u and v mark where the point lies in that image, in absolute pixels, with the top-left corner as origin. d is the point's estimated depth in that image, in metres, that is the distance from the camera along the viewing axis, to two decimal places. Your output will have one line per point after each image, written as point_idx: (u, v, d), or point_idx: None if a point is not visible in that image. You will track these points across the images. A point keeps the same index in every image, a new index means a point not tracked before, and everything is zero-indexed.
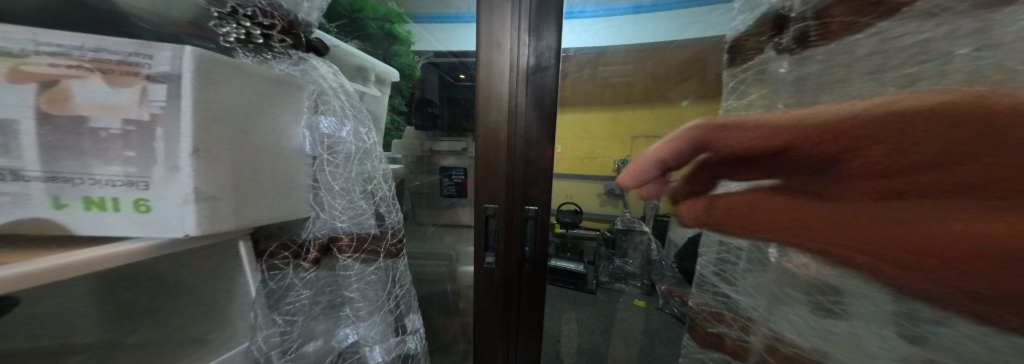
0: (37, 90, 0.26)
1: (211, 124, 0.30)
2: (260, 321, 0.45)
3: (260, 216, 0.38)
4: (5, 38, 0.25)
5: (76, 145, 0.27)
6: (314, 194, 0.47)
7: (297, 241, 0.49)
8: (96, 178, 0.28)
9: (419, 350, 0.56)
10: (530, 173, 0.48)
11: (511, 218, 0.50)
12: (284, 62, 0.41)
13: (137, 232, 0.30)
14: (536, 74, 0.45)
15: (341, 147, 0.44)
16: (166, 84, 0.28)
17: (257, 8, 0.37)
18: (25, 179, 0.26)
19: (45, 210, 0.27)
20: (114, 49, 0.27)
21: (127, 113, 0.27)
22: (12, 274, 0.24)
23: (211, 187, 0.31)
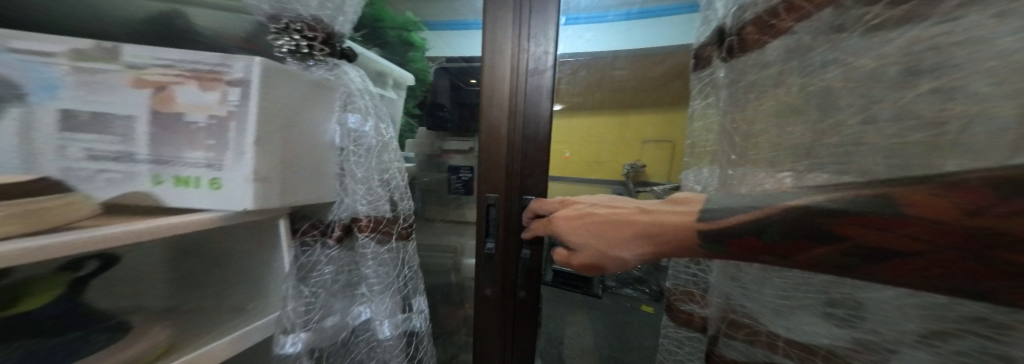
0: (150, 93, 0.35)
1: (267, 119, 0.38)
2: (290, 292, 0.53)
3: (298, 197, 0.46)
4: (135, 55, 0.34)
5: (173, 135, 0.36)
6: (340, 181, 0.55)
7: (325, 224, 0.56)
8: (184, 161, 0.36)
9: (423, 329, 0.62)
10: (529, 166, 0.53)
11: (510, 207, 0.56)
12: (322, 68, 0.48)
13: (208, 205, 0.37)
14: (535, 76, 0.50)
15: (364, 140, 0.51)
16: (240, 87, 0.36)
17: (304, 23, 0.45)
18: (134, 161, 0.35)
19: (147, 185, 0.36)
20: (205, 61, 0.36)
21: (211, 110, 0.36)
22: (109, 232, 0.31)
23: (265, 169, 0.39)
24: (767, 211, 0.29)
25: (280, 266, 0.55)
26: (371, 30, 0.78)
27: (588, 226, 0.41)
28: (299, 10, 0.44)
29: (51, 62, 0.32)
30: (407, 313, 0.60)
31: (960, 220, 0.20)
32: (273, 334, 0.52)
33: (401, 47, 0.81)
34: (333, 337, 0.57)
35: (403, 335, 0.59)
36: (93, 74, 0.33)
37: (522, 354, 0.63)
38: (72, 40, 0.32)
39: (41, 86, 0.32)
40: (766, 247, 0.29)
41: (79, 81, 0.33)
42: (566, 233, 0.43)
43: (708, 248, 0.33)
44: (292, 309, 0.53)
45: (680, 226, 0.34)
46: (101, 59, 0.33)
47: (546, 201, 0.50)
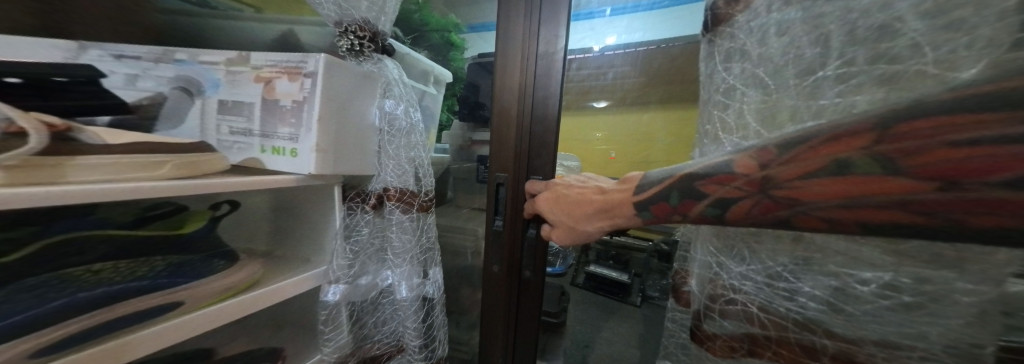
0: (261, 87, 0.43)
1: (329, 103, 0.43)
2: (337, 250, 0.53)
3: (351, 168, 0.51)
4: (259, 59, 0.42)
5: (272, 117, 0.43)
6: (379, 158, 0.57)
7: (366, 193, 0.57)
8: (278, 135, 0.43)
9: (438, 297, 0.61)
10: (536, 148, 0.56)
11: (518, 187, 0.59)
12: (369, 62, 0.54)
13: (292, 170, 0.43)
14: (544, 63, 0.53)
15: (397, 123, 0.55)
16: (310, 79, 0.41)
17: (357, 24, 0.51)
18: (252, 135, 0.44)
19: (258, 152, 0.44)
20: (290, 58, 0.42)
21: (294, 97, 0.42)
22: (224, 182, 0.36)
23: (325, 143, 0.43)
24: (669, 180, 0.35)
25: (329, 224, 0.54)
26: (417, 34, 0.91)
27: (560, 204, 0.45)
28: (353, 13, 0.51)
29: (215, 66, 0.43)
30: (423, 278, 0.59)
31: (757, 172, 0.29)
32: (320, 284, 0.52)
33: (444, 48, 0.92)
34: (365, 294, 0.57)
35: (418, 299, 0.58)
36: (239, 74, 0.43)
37: (528, 333, 0.66)
38: (221, 53, 0.43)
39: (209, 83, 0.43)
40: (674, 209, 0.35)
41: (229, 80, 0.43)
42: (550, 212, 0.47)
43: (642, 217, 0.38)
44: (337, 262, 0.53)
45: (623, 201, 0.38)
46: (240, 63, 0.43)
47: (536, 183, 0.52)
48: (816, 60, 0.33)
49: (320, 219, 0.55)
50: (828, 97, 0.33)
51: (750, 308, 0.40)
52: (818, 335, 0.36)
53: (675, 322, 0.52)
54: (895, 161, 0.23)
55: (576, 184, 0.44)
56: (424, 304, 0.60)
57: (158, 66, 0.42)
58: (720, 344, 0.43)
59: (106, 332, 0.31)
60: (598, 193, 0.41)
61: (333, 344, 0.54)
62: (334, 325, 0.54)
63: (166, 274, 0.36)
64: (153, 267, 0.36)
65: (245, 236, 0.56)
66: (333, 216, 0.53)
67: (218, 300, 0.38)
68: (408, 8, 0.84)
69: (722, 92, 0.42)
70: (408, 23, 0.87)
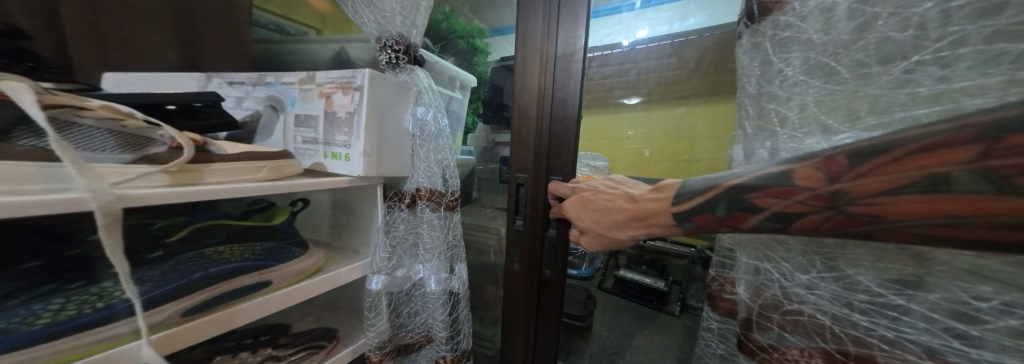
0: (322, 101, 0.42)
1: (374, 115, 0.43)
2: (380, 242, 0.56)
3: (391, 169, 0.54)
4: (319, 76, 0.42)
5: (333, 126, 0.43)
6: (411, 161, 0.59)
7: (402, 192, 0.59)
8: (336, 141, 0.43)
9: (464, 292, 0.63)
10: (556, 148, 0.58)
11: (538, 187, 0.61)
12: (404, 74, 0.56)
13: (346, 172, 0.43)
14: (562, 64, 0.55)
15: (427, 128, 0.58)
16: (358, 92, 0.41)
17: (393, 38, 0.54)
18: (315, 143, 0.44)
19: (322, 156, 0.44)
20: (340, 73, 0.42)
21: (347, 108, 0.42)
22: (294, 184, 0.37)
23: (371, 147, 0.43)
24: (712, 190, 0.32)
25: (371, 220, 0.57)
26: (445, 41, 0.96)
27: (588, 210, 0.43)
28: (389, 29, 0.54)
29: (292, 86, 0.43)
30: (450, 273, 0.62)
31: (826, 185, 0.26)
32: (366, 274, 0.56)
33: (469, 53, 0.97)
34: (402, 285, 0.61)
35: (446, 292, 0.61)
36: (309, 91, 0.43)
37: (550, 331, 0.67)
38: (296, 73, 0.42)
39: (287, 100, 0.43)
40: (720, 220, 0.32)
41: (300, 96, 0.43)
42: (577, 220, 0.45)
43: (682, 227, 0.36)
44: (379, 254, 0.56)
45: (658, 211, 0.36)
46: (306, 82, 0.43)
47: (561, 184, 0.55)
48: (907, 44, 0.28)
49: (361, 216, 0.58)
50: (926, 86, 0.27)
51: (820, 319, 0.34)
52: (916, 355, 0.29)
53: (710, 332, 0.46)
54: (1009, 179, 0.20)
55: (604, 190, 0.43)
56: (452, 299, 0.63)
57: (257, 88, 0.44)
58: (778, 358, 0.36)
59: (218, 303, 0.34)
60: (628, 202, 0.39)
61: (374, 329, 0.57)
62: (375, 312, 0.57)
63: (258, 257, 0.39)
64: (251, 250, 0.40)
65: (312, 227, 0.62)
66: (375, 214, 0.57)
67: (293, 282, 0.41)
68: (437, 18, 0.91)
69: (781, 86, 0.36)
70: (437, 32, 0.93)
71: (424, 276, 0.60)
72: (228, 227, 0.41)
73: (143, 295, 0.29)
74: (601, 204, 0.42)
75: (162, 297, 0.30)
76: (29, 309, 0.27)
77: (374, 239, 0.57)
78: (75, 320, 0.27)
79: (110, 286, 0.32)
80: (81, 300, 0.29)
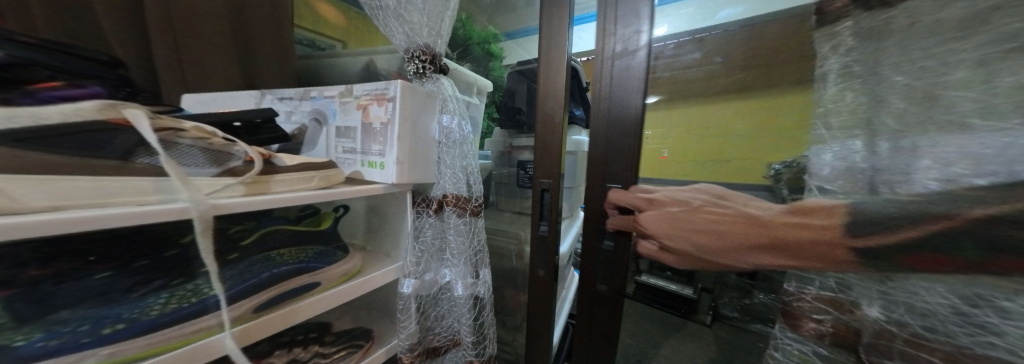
0: (359, 113, 0.45)
1: (406, 123, 0.45)
2: (409, 247, 0.58)
3: (422, 175, 0.56)
4: (357, 91, 0.45)
5: (368, 136, 0.45)
6: (438, 168, 0.60)
7: (430, 198, 0.60)
8: (372, 150, 0.46)
9: (488, 297, 0.64)
10: (615, 152, 0.57)
11: (591, 197, 0.58)
12: (429, 83, 0.58)
13: (382, 179, 0.46)
14: (623, 62, 0.55)
15: (453, 135, 0.59)
16: (391, 103, 0.44)
17: (421, 49, 0.56)
18: (353, 153, 0.47)
19: (360, 165, 0.46)
20: (372, 86, 0.44)
21: (381, 118, 0.44)
22: (344, 191, 0.40)
23: (402, 155, 0.46)
24: (939, 224, 0.22)
25: (402, 225, 0.59)
26: (463, 48, 0.96)
27: (676, 226, 0.39)
28: (417, 40, 0.56)
29: (333, 99, 0.46)
30: (475, 278, 0.63)
31: None
32: (399, 277, 0.58)
33: (485, 58, 0.99)
34: (429, 289, 0.62)
35: (471, 297, 0.62)
36: (348, 103, 0.46)
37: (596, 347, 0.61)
38: (336, 87, 0.45)
39: (330, 113, 0.46)
40: (960, 263, 0.22)
41: (340, 108, 0.46)
42: (663, 239, 0.40)
43: (872, 265, 0.25)
44: (408, 258, 0.58)
45: (824, 244, 0.27)
46: (345, 96, 0.45)
47: (624, 193, 0.50)
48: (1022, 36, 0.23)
49: (392, 221, 0.60)
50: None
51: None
52: None
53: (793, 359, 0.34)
54: None
55: (712, 209, 0.36)
56: (478, 302, 0.65)
57: (303, 103, 0.47)
58: None
59: (282, 300, 0.37)
60: (764, 228, 0.31)
61: (406, 331, 0.59)
62: (405, 314, 0.59)
63: (311, 259, 0.42)
64: (307, 255, 0.43)
65: (350, 231, 0.65)
66: (404, 219, 0.59)
67: (337, 284, 0.43)
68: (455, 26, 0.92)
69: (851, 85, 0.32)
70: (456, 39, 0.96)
71: (451, 280, 0.61)
72: (284, 232, 0.44)
73: (228, 291, 0.33)
74: (716, 227, 0.35)
75: (238, 295, 0.33)
76: (143, 302, 0.31)
77: (405, 243, 0.59)
78: (177, 312, 0.31)
79: (202, 283, 0.35)
80: (180, 295, 0.33)
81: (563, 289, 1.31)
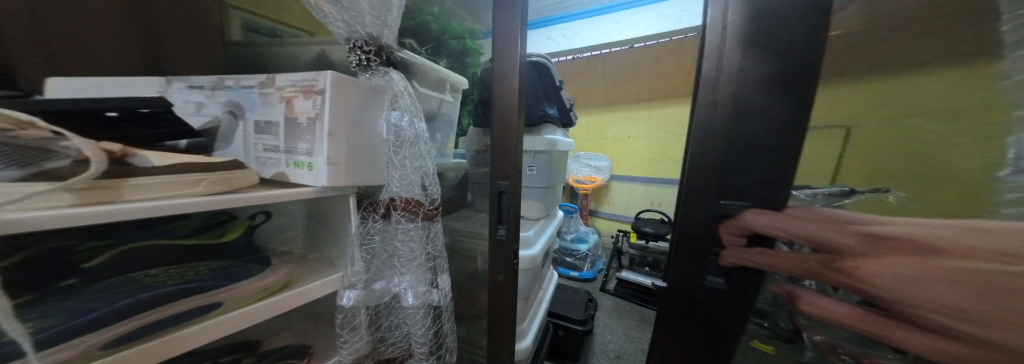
0: (282, 107, 0.40)
1: (341, 120, 0.41)
2: (355, 255, 0.53)
3: (367, 177, 0.51)
4: (280, 81, 0.39)
5: (296, 133, 0.40)
6: (389, 169, 0.56)
7: (377, 201, 0.56)
8: (300, 149, 0.41)
9: (446, 305, 0.61)
10: (737, 168, 0.28)
11: (693, 216, 0.30)
12: (377, 77, 0.53)
13: (311, 182, 0.41)
14: (767, 17, 0.25)
15: (404, 134, 0.54)
16: (319, 96, 0.39)
17: (363, 39, 0.50)
18: (279, 153, 0.41)
19: (287, 166, 0.41)
20: (297, 76, 0.39)
21: (308, 113, 0.39)
22: (244, 196, 0.35)
23: (337, 155, 0.41)
24: None
25: (345, 231, 0.54)
26: (436, 43, 0.89)
27: (991, 301, 0.18)
28: (358, 29, 0.50)
29: (251, 90, 0.40)
30: (430, 286, 0.59)
31: None
32: (338, 289, 0.53)
33: (461, 54, 0.94)
34: (380, 298, 0.58)
35: (425, 306, 0.58)
36: (268, 95, 0.40)
37: None
38: (256, 76, 0.39)
39: (248, 105, 0.40)
40: None
41: (261, 101, 0.40)
42: (913, 305, 0.20)
43: None
44: (353, 267, 0.53)
45: None
46: (264, 86, 0.40)
47: (795, 220, 0.26)
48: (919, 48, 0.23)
49: (335, 228, 0.55)
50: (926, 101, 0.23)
51: None
52: None
53: None
54: None
55: None
56: (435, 311, 0.62)
57: (216, 92, 0.41)
58: None
59: (157, 329, 0.33)
60: None
61: (349, 345, 0.55)
62: (350, 328, 0.56)
63: (207, 277, 0.38)
64: (195, 274, 0.38)
65: (286, 239, 0.58)
66: (348, 225, 0.54)
67: (253, 302, 0.40)
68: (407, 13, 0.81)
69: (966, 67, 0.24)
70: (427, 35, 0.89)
71: (401, 290, 0.57)
72: (157, 248, 0.38)
73: (39, 334, 0.27)
74: None
75: (67, 332, 0.28)
76: None
77: (349, 251, 0.54)
78: None
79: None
80: None
81: (541, 289, 1.30)
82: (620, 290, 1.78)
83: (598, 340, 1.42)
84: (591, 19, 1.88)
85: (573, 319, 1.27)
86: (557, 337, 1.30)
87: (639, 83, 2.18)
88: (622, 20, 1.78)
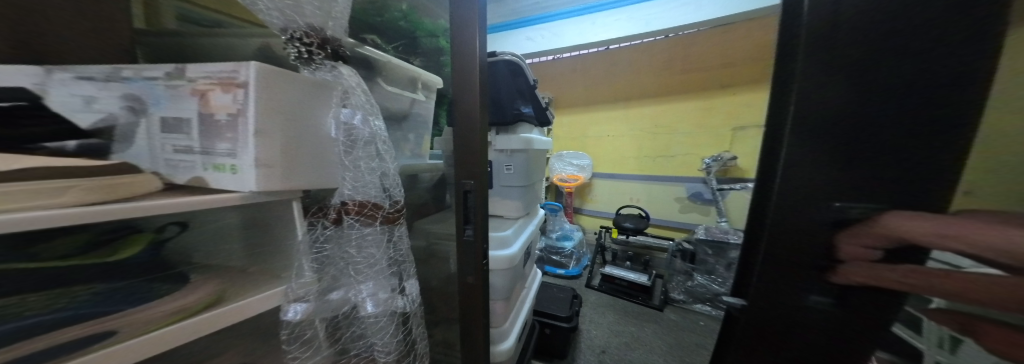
0: (196, 102, 0.35)
1: (270, 116, 0.36)
2: (304, 265, 0.49)
3: (313, 180, 0.47)
4: (192, 73, 0.35)
5: (214, 131, 0.35)
6: (343, 171, 0.51)
7: (328, 206, 0.52)
8: (219, 151, 0.36)
9: (412, 311, 0.58)
10: (873, 142, 0.18)
11: (789, 220, 0.21)
12: (323, 72, 0.48)
13: (235, 187, 0.36)
14: None
15: (357, 133, 0.50)
16: (242, 90, 0.34)
17: (303, 30, 0.45)
18: (194, 154, 0.36)
19: (206, 169, 0.36)
20: (214, 67, 0.34)
21: (228, 109, 0.34)
22: (138, 204, 0.31)
23: (268, 156, 0.36)
24: None
25: (291, 240, 0.49)
26: (408, 40, 0.85)
27: None
28: (295, 17, 0.44)
29: (156, 82, 0.35)
30: (394, 292, 0.55)
31: None
32: (283, 303, 0.48)
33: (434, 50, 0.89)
34: (337, 309, 0.53)
35: (388, 314, 0.54)
36: (179, 89, 0.35)
37: None
38: (160, 66, 0.34)
39: (152, 99, 0.35)
40: None
41: (169, 95, 0.35)
42: None
43: None
44: (301, 278, 0.49)
45: None
46: (173, 77, 0.34)
47: (981, 228, 0.15)
48: None
49: (281, 236, 0.50)
50: None
51: None
52: None
53: None
54: None
55: None
56: (401, 318, 0.58)
57: (111, 84, 0.34)
58: None
59: None
60: None
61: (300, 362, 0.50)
62: (302, 343, 0.51)
63: (89, 303, 0.33)
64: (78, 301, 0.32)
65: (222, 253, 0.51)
66: (294, 233, 0.49)
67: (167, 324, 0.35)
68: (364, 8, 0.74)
69: None
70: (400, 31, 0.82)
71: (359, 299, 0.53)
72: (8, 275, 0.30)
73: None
74: None
75: None
76: None
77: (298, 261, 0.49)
78: None
79: None
80: None
81: (524, 288, 1.28)
82: (606, 285, 1.81)
83: (584, 336, 1.42)
84: (567, 20, 1.88)
85: (558, 316, 1.26)
86: (544, 335, 1.29)
87: (615, 83, 2.22)
88: (597, 22, 1.80)
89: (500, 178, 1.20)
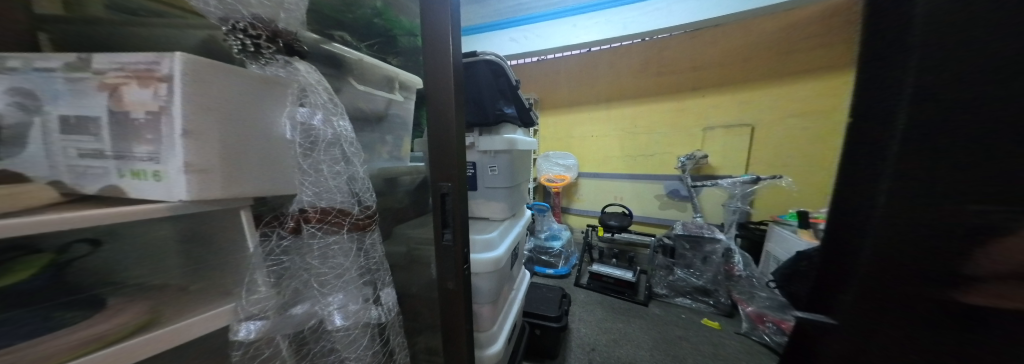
0: (107, 98, 0.30)
1: (204, 116, 0.32)
2: (257, 279, 0.43)
3: (268, 187, 0.42)
4: (99, 65, 0.30)
5: (131, 132, 0.31)
6: (303, 177, 0.47)
7: (285, 215, 0.47)
8: (139, 154, 0.31)
9: (389, 321, 0.54)
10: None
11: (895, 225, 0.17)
12: (275, 67, 0.44)
13: (161, 196, 0.31)
14: None
15: (318, 134, 0.46)
16: (166, 84, 0.30)
17: (247, 21, 0.39)
18: (107, 158, 0.32)
19: (123, 177, 0.32)
20: (131, 59, 0.30)
21: (149, 106, 0.30)
22: (29, 219, 0.26)
23: (202, 160, 0.32)
24: None
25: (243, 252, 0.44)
26: (382, 39, 0.80)
27: None
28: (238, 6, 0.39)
29: (53, 74, 0.30)
30: (367, 302, 0.51)
31: None
32: (233, 322, 0.42)
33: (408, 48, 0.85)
34: (302, 324, 0.47)
35: (360, 326, 0.50)
36: (85, 83, 0.30)
37: None
38: (60, 56, 0.30)
39: (50, 95, 0.30)
40: None
41: (73, 91, 0.30)
42: None
43: None
44: (254, 294, 0.43)
45: None
46: (76, 69, 0.30)
47: None
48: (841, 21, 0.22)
49: (232, 249, 0.45)
50: None
51: None
52: None
53: None
54: None
55: None
56: (376, 328, 0.54)
57: None
58: None
59: None
60: None
61: None
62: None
63: None
64: None
65: (162, 270, 0.45)
66: (245, 246, 0.44)
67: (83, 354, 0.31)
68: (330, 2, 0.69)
69: None
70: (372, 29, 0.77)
71: (325, 313, 0.48)
72: None
73: None
74: None
75: None
76: None
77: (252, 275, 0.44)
78: None
79: None
80: None
81: (512, 290, 1.25)
82: (595, 283, 1.81)
83: (574, 334, 1.41)
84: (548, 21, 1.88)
85: (547, 317, 1.24)
86: (535, 336, 1.27)
87: (598, 83, 2.24)
88: (578, 24, 1.81)
89: (484, 179, 1.16)
